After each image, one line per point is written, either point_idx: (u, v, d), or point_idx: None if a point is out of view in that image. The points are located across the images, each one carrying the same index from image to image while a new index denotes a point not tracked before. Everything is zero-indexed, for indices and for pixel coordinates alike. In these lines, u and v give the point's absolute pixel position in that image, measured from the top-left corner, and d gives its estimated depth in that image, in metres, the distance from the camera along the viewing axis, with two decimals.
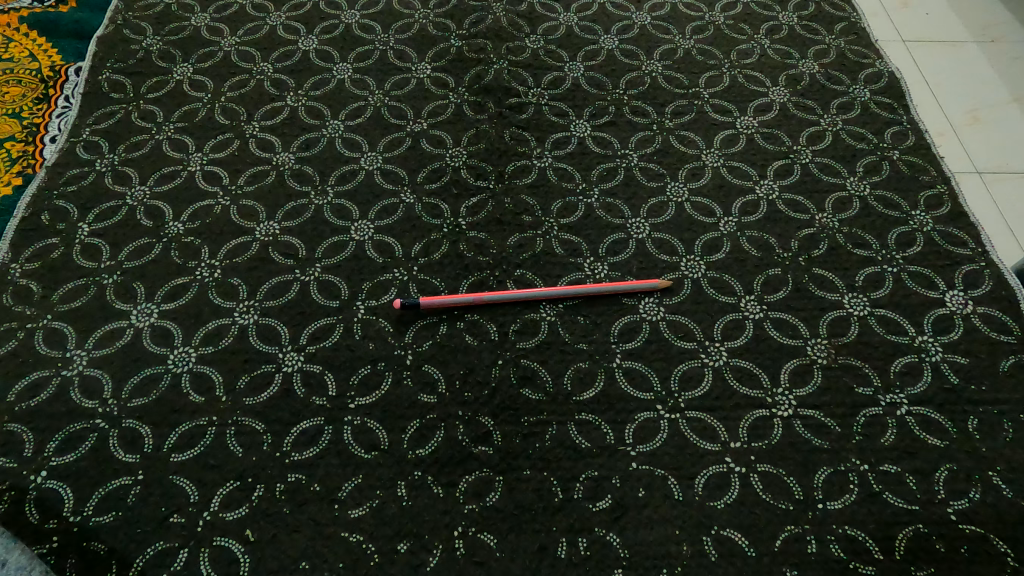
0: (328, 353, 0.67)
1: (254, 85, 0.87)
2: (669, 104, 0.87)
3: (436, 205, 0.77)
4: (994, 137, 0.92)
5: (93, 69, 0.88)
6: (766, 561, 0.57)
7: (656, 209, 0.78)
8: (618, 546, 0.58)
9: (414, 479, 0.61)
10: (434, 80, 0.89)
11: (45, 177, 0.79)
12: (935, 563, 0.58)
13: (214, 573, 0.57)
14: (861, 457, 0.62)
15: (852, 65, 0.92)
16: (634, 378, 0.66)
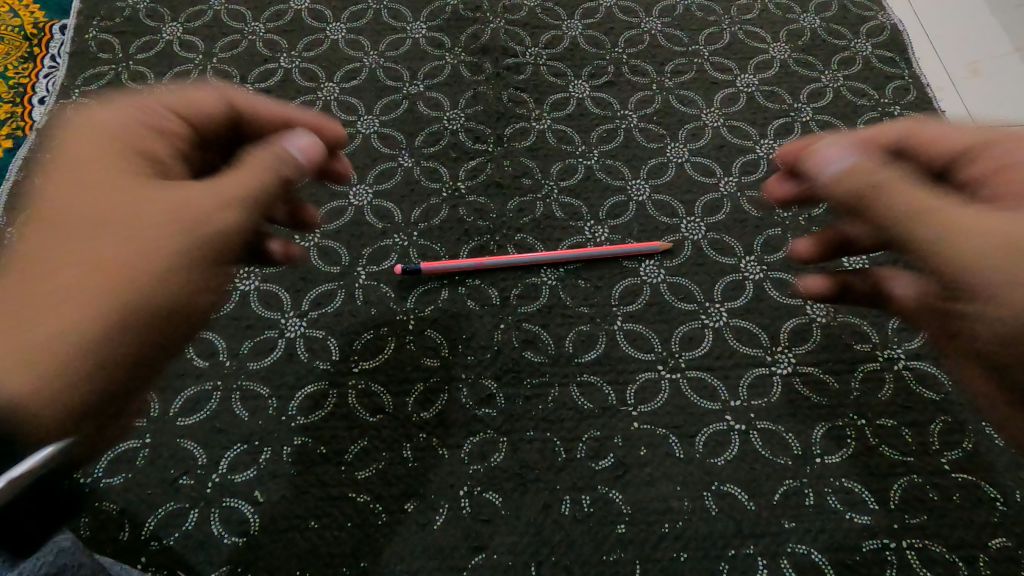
0: (330, 318, 0.67)
1: (246, 45, 0.86)
2: (669, 63, 0.86)
3: (436, 169, 0.77)
4: (994, 90, 0.91)
5: (79, 27, 0.86)
6: (765, 514, 0.59)
7: (656, 170, 0.77)
8: (621, 502, 0.59)
9: (420, 441, 0.62)
10: (430, 40, 0.87)
11: (38, 140, 0.78)
12: (928, 512, 0.59)
13: (226, 532, 0.58)
14: (858, 411, 0.64)
15: (854, 18, 0.90)
16: (635, 340, 0.67)
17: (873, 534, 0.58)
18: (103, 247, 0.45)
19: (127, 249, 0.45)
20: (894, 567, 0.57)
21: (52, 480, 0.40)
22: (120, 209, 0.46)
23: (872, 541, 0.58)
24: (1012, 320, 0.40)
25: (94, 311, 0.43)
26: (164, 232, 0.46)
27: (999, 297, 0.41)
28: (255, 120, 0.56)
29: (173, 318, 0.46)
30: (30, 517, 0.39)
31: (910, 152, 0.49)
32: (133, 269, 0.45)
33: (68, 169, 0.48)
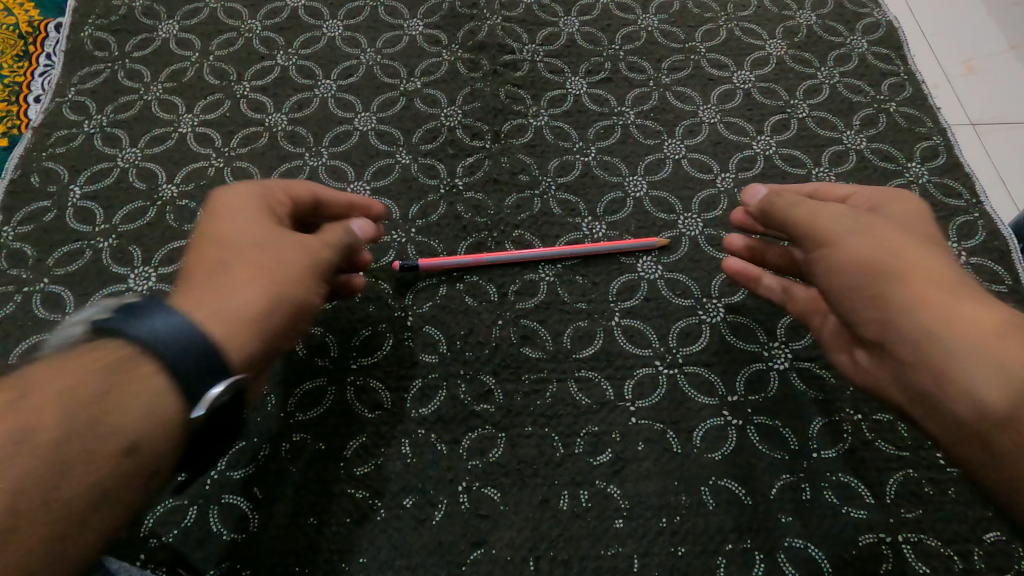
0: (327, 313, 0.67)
1: (243, 43, 0.86)
2: (666, 59, 0.86)
3: (433, 165, 0.77)
4: (989, 86, 0.92)
5: (74, 25, 0.86)
6: (762, 508, 0.59)
7: (653, 167, 0.77)
8: (619, 497, 0.59)
9: (419, 437, 0.62)
10: (427, 37, 0.87)
11: (33, 138, 0.77)
12: (923, 506, 0.60)
13: (224, 529, 0.58)
14: (855, 406, 0.64)
15: (850, 15, 0.90)
16: (632, 336, 0.67)
17: (870, 528, 0.59)
18: (254, 274, 0.50)
19: (281, 278, 0.51)
20: (890, 560, 0.58)
21: (227, 409, 0.44)
22: (268, 245, 0.53)
23: (869, 535, 0.59)
24: (858, 271, 0.52)
25: (251, 323, 0.48)
26: (302, 264, 0.53)
27: (849, 257, 0.52)
28: (331, 199, 0.63)
29: (291, 330, 0.52)
30: (206, 434, 0.44)
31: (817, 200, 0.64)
32: (286, 294, 0.51)
33: (224, 220, 0.54)
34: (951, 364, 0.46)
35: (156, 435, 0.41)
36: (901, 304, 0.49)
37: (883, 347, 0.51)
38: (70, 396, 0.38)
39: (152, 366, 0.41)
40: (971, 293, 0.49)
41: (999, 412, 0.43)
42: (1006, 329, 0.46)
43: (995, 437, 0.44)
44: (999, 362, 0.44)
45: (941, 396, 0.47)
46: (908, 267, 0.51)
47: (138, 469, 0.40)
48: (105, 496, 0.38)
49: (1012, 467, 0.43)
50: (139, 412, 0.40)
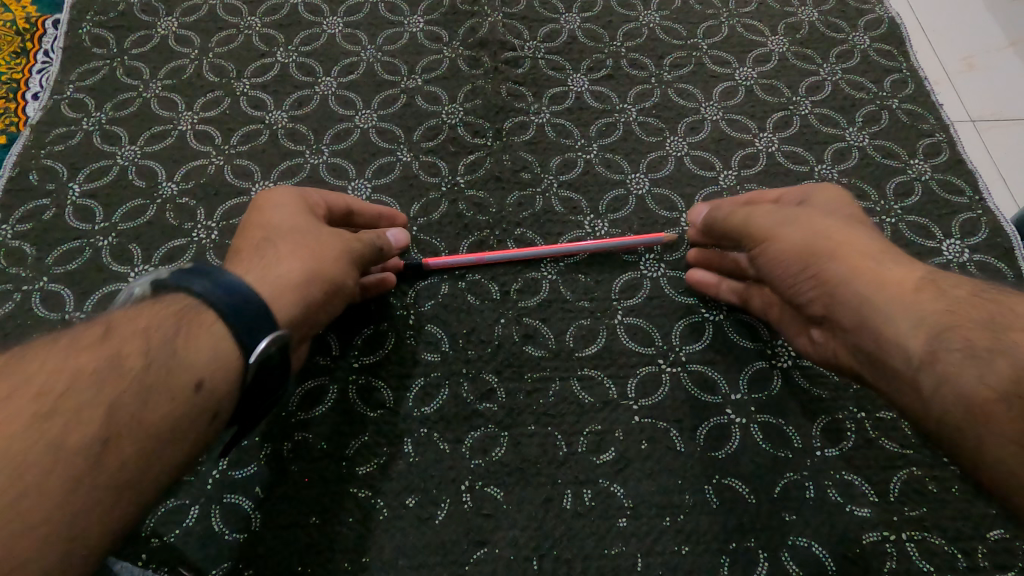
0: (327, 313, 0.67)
1: (242, 40, 0.85)
2: (668, 56, 0.86)
3: (434, 163, 0.77)
4: (990, 83, 0.91)
5: (72, 22, 0.85)
6: (766, 506, 0.59)
7: (655, 164, 0.77)
8: (622, 496, 0.59)
9: (421, 436, 0.61)
10: (427, 34, 0.86)
11: (31, 136, 0.77)
12: (927, 504, 0.60)
13: (226, 529, 0.58)
14: (859, 405, 0.64)
15: (853, 11, 0.90)
16: (635, 334, 0.66)
17: (873, 527, 0.59)
18: (298, 250, 0.55)
19: (320, 256, 0.55)
20: (894, 559, 0.58)
21: (275, 363, 0.48)
22: (310, 231, 0.57)
23: (872, 534, 0.58)
24: (795, 253, 0.56)
25: (293, 290, 0.52)
26: (338, 249, 0.57)
27: (787, 243, 0.57)
28: (361, 210, 0.66)
29: (326, 303, 0.56)
30: (259, 384, 0.48)
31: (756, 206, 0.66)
32: (324, 269, 0.55)
33: (268, 211, 0.58)
34: (881, 321, 0.49)
35: (219, 377, 0.45)
36: (833, 276, 0.53)
37: (826, 318, 0.55)
38: (152, 337, 0.44)
39: (215, 316, 0.46)
40: (895, 259, 0.53)
41: (920, 356, 0.46)
42: (925, 287, 0.49)
43: (921, 379, 0.46)
44: (919, 314, 0.47)
45: (878, 352, 0.50)
46: (837, 243, 0.54)
47: (204, 407, 0.44)
48: (182, 425, 0.43)
49: (936, 407, 0.45)
50: (205, 355, 0.45)
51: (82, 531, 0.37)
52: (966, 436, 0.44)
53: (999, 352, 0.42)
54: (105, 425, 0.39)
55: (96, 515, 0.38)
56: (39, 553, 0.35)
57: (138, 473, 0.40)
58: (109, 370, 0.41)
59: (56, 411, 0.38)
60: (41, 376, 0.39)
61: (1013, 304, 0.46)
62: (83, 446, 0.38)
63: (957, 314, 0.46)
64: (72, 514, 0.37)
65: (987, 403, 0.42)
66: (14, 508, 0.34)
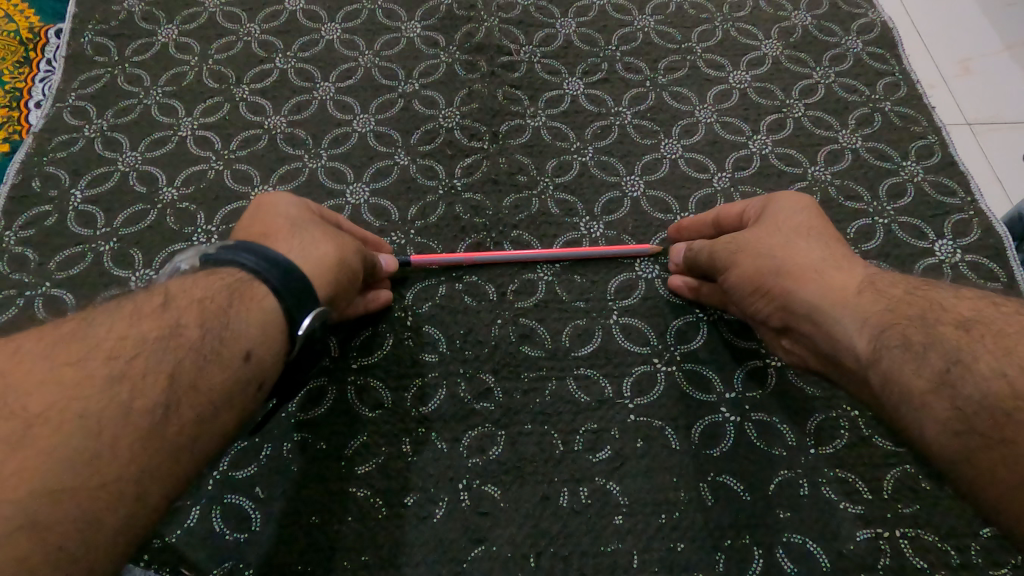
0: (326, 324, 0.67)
1: (242, 47, 0.86)
2: (662, 60, 0.87)
3: (431, 166, 0.78)
4: (985, 86, 0.92)
5: (74, 31, 0.86)
6: (760, 503, 0.60)
7: (650, 166, 0.78)
8: (618, 494, 0.60)
9: (420, 435, 0.62)
10: (424, 39, 0.88)
11: (34, 143, 0.78)
12: (921, 502, 0.60)
13: (227, 528, 0.58)
14: (853, 403, 0.64)
15: (845, 15, 0.91)
16: (631, 334, 0.67)
17: (867, 524, 0.59)
18: (325, 237, 0.57)
19: (343, 247, 0.58)
20: (888, 555, 0.58)
21: (316, 337, 0.51)
22: (320, 226, 0.59)
23: (866, 530, 0.59)
24: (751, 275, 0.58)
25: (326, 273, 0.55)
26: (355, 246, 0.60)
27: (744, 267, 0.58)
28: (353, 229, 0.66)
29: (346, 292, 0.58)
30: (303, 355, 0.52)
31: (721, 223, 0.66)
32: (349, 258, 0.58)
33: (272, 208, 0.59)
34: (831, 327, 0.51)
35: (265, 347, 0.47)
36: (785, 292, 0.55)
37: (786, 327, 0.57)
38: (206, 307, 0.46)
39: (265, 291, 0.48)
40: (840, 266, 0.55)
41: (868, 355, 0.48)
42: (867, 289, 0.51)
43: (870, 378, 0.48)
44: (862, 316, 0.49)
45: (835, 355, 0.51)
46: (786, 259, 0.56)
47: (252, 377, 0.46)
48: (234, 392, 0.45)
49: (885, 404, 0.47)
50: (255, 327, 0.47)
51: (151, 487, 0.39)
52: (910, 427, 0.45)
53: (932, 348, 0.44)
54: (167, 388, 0.41)
55: (162, 472, 0.40)
56: (111, 507, 0.37)
57: (197, 437, 0.42)
58: (171, 338, 0.44)
59: (123, 375, 0.41)
60: (110, 342, 0.42)
61: (943, 298, 0.48)
62: (147, 409, 0.40)
63: (896, 314, 0.48)
64: (141, 471, 0.39)
65: (924, 395, 0.43)
66: (88, 466, 0.37)
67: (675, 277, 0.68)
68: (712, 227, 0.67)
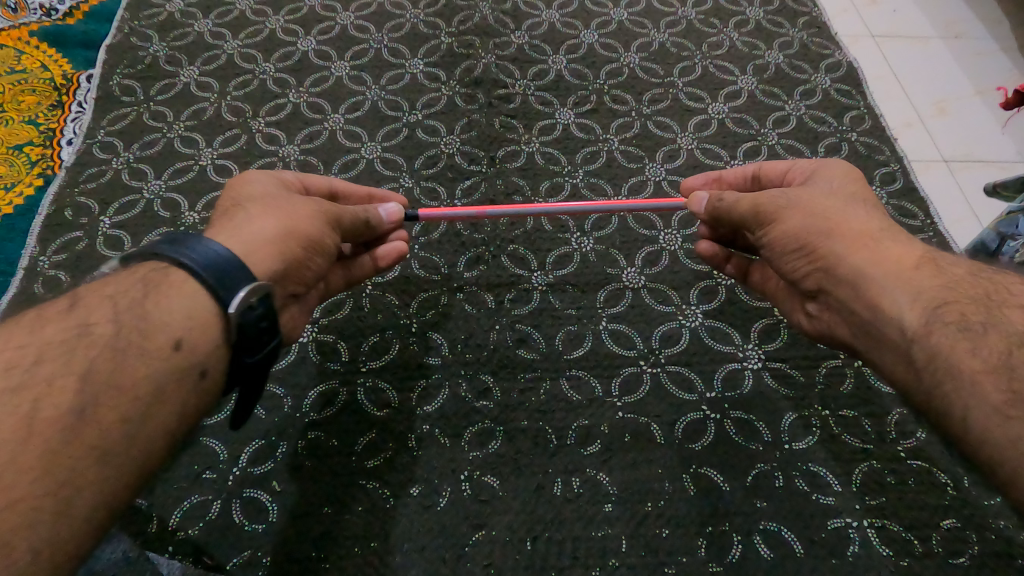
0: (327, 298, 0.69)
1: (257, 84, 0.93)
2: (646, 93, 0.94)
3: (434, 188, 0.84)
4: (959, 127, 1.00)
5: (104, 75, 0.94)
6: (740, 494, 0.64)
7: (636, 188, 0.85)
8: (608, 484, 0.65)
9: (423, 432, 0.67)
10: (427, 74, 0.95)
11: (67, 177, 0.84)
12: (887, 493, 0.65)
13: (246, 520, 0.62)
14: (823, 403, 0.70)
15: (814, 56, 0.99)
16: (619, 338, 0.73)
17: (838, 514, 0.64)
18: (266, 211, 0.55)
19: (296, 215, 0.56)
20: (857, 543, 0.62)
21: (257, 314, 0.47)
22: (278, 197, 0.57)
23: (836, 520, 0.63)
24: (795, 233, 0.56)
25: (270, 246, 0.53)
26: (318, 209, 0.58)
27: (787, 222, 0.57)
28: (353, 190, 0.70)
29: (306, 261, 0.56)
30: (251, 337, 0.47)
31: (762, 177, 0.69)
32: (301, 226, 0.55)
33: (238, 186, 0.58)
34: (871, 293, 0.51)
35: (199, 333, 0.45)
36: (833, 253, 0.54)
37: (820, 291, 0.57)
38: (122, 302, 0.44)
39: (182, 277, 0.46)
40: (896, 238, 0.53)
41: (915, 328, 0.47)
42: (924, 264, 0.51)
43: (914, 353, 0.47)
44: (914, 289, 0.49)
45: (873, 324, 0.51)
46: (841, 220, 0.55)
47: (189, 366, 0.44)
48: (165, 386, 0.43)
49: (927, 380, 0.46)
50: (178, 313, 0.45)
51: (71, 502, 0.36)
52: (953, 405, 0.44)
53: (992, 329, 0.45)
54: (79, 389, 0.39)
55: (84, 481, 0.37)
56: (27, 525, 0.34)
57: (125, 438, 0.40)
58: (79, 339, 0.41)
59: (22, 385, 0.38)
60: (4, 354, 0.39)
61: (1005, 284, 0.49)
62: (55, 417, 0.37)
63: (954, 291, 0.48)
64: (58, 482, 0.36)
65: (977, 373, 0.43)
66: None
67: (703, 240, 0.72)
68: (752, 180, 0.71)
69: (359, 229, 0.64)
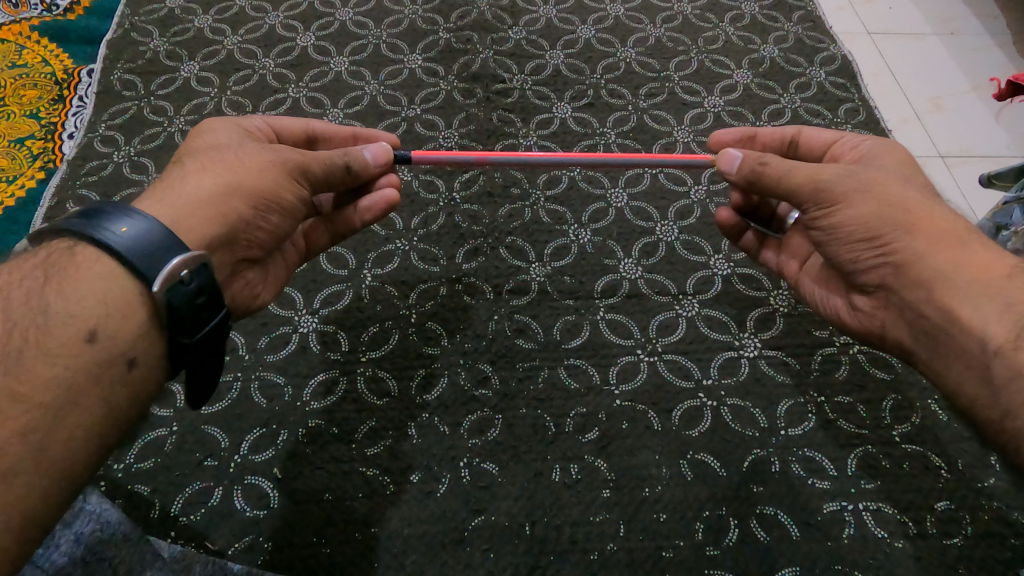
0: (310, 254, 0.69)
1: (258, 79, 0.94)
2: (643, 87, 0.95)
3: (433, 181, 0.85)
4: (955, 123, 1.01)
5: (105, 70, 0.94)
6: (735, 479, 0.65)
7: (633, 180, 0.85)
8: (606, 470, 0.65)
9: (423, 420, 0.68)
10: (425, 70, 0.96)
11: (68, 170, 0.85)
12: (882, 477, 0.66)
13: (247, 506, 0.63)
14: (819, 389, 0.70)
15: (809, 49, 1.00)
16: (616, 328, 0.74)
17: (833, 497, 0.64)
18: (206, 168, 0.54)
19: (241, 170, 0.54)
20: (852, 526, 0.63)
21: (185, 290, 0.46)
22: (229, 150, 0.56)
23: (832, 503, 0.64)
24: (864, 220, 0.55)
25: (203, 207, 0.51)
26: (268, 162, 0.56)
27: (856, 208, 0.56)
28: (332, 130, 0.69)
29: (253, 219, 0.55)
30: (186, 315, 0.46)
31: (799, 143, 0.69)
32: (243, 183, 0.54)
33: (199, 135, 0.58)
34: (949, 299, 0.51)
35: (116, 324, 0.45)
36: (909, 250, 0.53)
37: (880, 287, 0.56)
38: (22, 298, 0.44)
39: (90, 255, 0.45)
40: (982, 242, 0.53)
41: (999, 343, 0.48)
42: (1016, 275, 0.50)
43: (994, 369, 0.48)
44: (1003, 301, 0.49)
45: (944, 330, 0.51)
46: (918, 216, 0.54)
47: (112, 356, 0.44)
48: (78, 381, 0.42)
49: (1005, 397, 0.47)
50: (89, 303, 0.44)
51: None
52: None
53: None
54: None
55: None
56: None
57: (35, 446, 0.40)
58: None
59: None
60: None
61: None
62: None
63: None
64: None
65: None
66: None
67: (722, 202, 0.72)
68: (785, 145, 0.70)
69: (338, 180, 0.62)
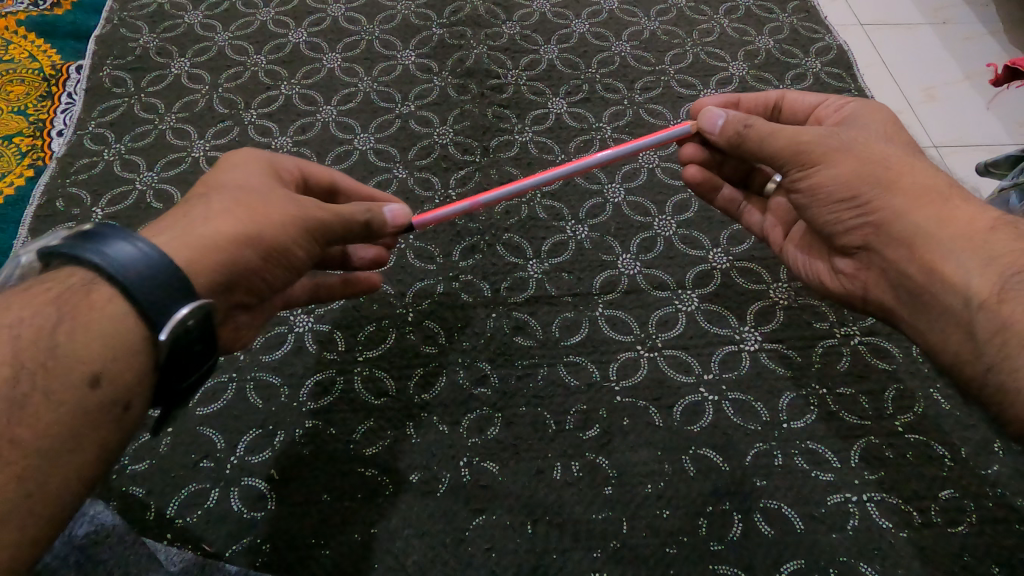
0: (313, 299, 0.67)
1: (249, 76, 0.93)
2: (638, 80, 0.94)
3: (428, 178, 0.84)
4: (948, 112, 1.00)
5: (94, 66, 0.93)
6: (737, 473, 0.65)
7: (630, 175, 0.85)
8: (607, 466, 0.65)
9: (422, 419, 0.67)
10: (419, 66, 0.95)
11: (57, 167, 0.83)
12: (884, 468, 0.65)
13: (244, 508, 0.62)
14: (820, 382, 0.70)
15: (805, 40, 1.00)
16: (615, 324, 0.73)
17: (836, 489, 0.64)
18: (230, 210, 0.52)
19: (265, 218, 0.52)
20: (856, 517, 0.63)
21: (193, 337, 0.45)
22: (257, 194, 0.54)
23: (835, 496, 0.64)
24: (842, 180, 0.54)
25: (218, 254, 0.50)
26: (294, 212, 0.54)
27: (834, 168, 0.55)
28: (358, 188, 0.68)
29: (259, 270, 0.53)
30: (179, 361, 0.46)
31: (784, 107, 0.68)
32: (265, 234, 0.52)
33: (225, 169, 0.56)
34: (932, 254, 0.50)
35: (121, 367, 0.43)
36: (890, 208, 0.52)
37: (862, 248, 0.56)
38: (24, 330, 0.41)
39: (105, 295, 0.44)
40: (964, 197, 0.52)
41: (983, 298, 0.47)
42: (1000, 228, 0.50)
43: (977, 324, 0.47)
44: (986, 255, 0.48)
45: (927, 288, 0.51)
46: (898, 173, 0.53)
47: (110, 401, 0.43)
48: (81, 430, 0.41)
49: (990, 353, 0.47)
50: (95, 344, 0.42)
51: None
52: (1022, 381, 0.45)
53: None
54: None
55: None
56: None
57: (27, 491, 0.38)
58: None
59: None
60: None
61: None
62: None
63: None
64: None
65: None
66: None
67: (687, 143, 0.70)
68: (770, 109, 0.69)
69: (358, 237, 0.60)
